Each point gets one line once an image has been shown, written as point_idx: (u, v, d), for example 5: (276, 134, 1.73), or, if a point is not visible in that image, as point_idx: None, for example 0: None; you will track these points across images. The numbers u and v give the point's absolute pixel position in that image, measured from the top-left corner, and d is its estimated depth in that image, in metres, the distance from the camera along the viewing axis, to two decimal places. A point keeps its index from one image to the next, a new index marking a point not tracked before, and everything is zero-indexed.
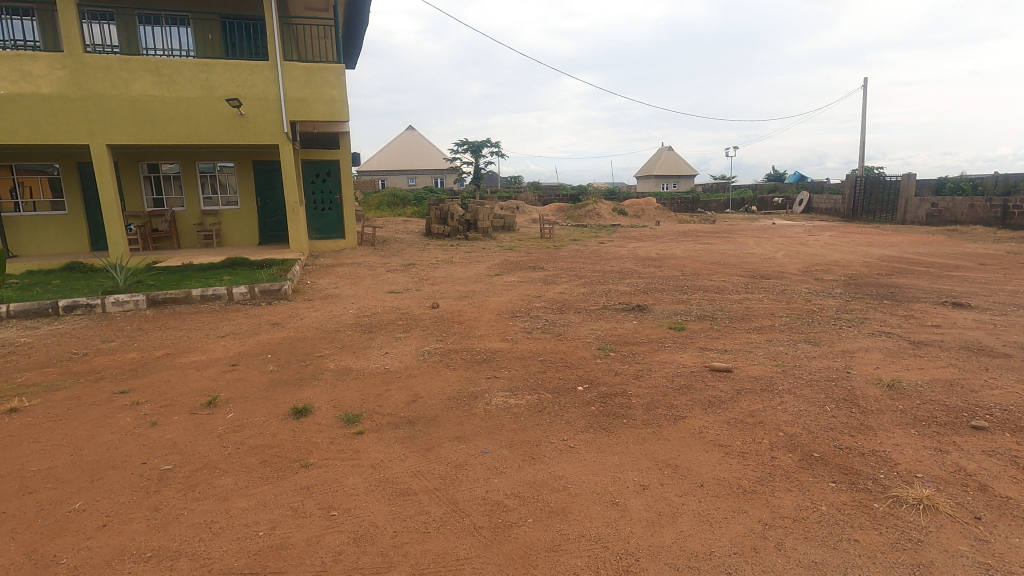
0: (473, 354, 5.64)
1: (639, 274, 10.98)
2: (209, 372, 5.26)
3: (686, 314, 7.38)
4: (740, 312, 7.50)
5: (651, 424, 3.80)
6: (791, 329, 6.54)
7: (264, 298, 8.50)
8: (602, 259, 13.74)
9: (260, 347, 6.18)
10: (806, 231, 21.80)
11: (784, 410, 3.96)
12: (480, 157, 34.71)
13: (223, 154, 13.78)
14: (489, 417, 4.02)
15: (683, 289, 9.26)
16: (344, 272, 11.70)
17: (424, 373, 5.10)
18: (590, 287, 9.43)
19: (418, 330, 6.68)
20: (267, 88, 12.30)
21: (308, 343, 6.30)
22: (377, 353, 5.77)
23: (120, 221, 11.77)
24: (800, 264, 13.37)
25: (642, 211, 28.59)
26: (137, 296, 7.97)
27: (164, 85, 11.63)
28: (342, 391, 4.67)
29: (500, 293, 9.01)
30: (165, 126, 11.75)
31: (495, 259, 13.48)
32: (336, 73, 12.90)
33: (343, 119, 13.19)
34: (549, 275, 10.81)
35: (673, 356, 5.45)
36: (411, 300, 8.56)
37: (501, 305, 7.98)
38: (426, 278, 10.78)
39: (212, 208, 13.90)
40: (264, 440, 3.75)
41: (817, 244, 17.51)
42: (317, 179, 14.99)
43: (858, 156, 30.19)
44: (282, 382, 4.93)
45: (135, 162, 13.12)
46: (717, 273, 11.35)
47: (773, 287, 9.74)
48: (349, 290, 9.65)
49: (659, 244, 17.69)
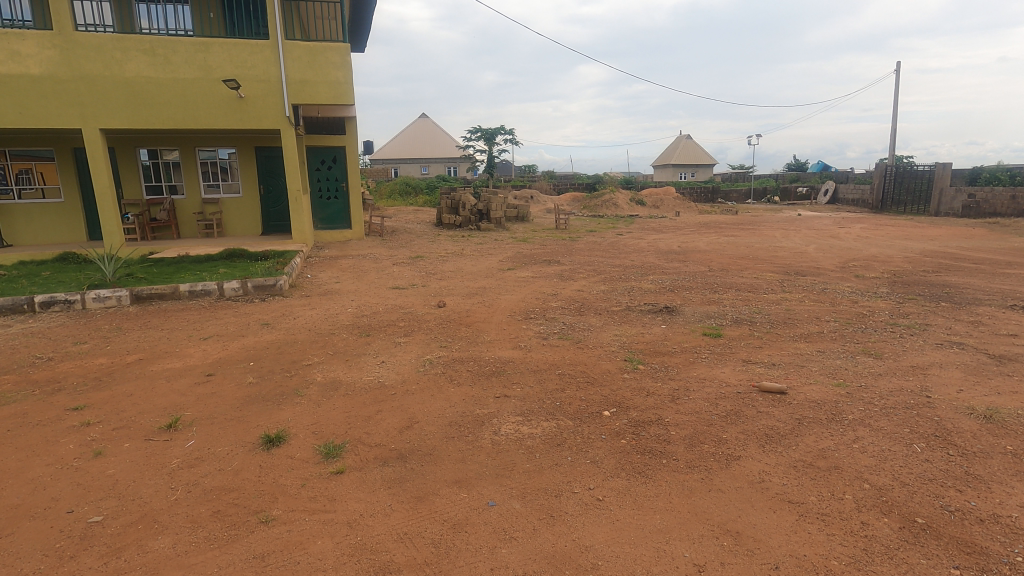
0: (481, 366, 4.93)
1: (663, 269, 10.20)
2: (181, 385, 4.61)
3: (719, 317, 6.61)
4: (781, 316, 6.71)
5: (698, 467, 3.06)
6: (845, 337, 5.72)
7: (257, 294, 7.86)
8: (621, 252, 12.94)
9: (244, 352, 5.52)
10: (835, 223, 20.73)
11: (864, 450, 3.19)
12: (494, 145, 33.79)
13: (224, 139, 13.16)
14: (497, 452, 3.32)
15: (713, 288, 8.47)
16: (347, 264, 11.06)
17: (423, 389, 4.40)
18: (610, 284, 8.67)
19: (421, 333, 5.98)
20: (268, 69, 11.61)
21: (297, 348, 5.64)
22: (373, 362, 5.10)
23: (115, 210, 11.25)
24: (835, 258, 12.44)
25: (660, 201, 27.63)
26: (120, 292, 7.36)
27: (159, 66, 10.99)
28: (325, 412, 4.00)
29: (513, 291, 8.27)
30: (161, 110, 11.12)
31: (508, 252, 12.76)
32: (342, 52, 12.18)
33: (348, 101, 12.47)
34: (565, 270, 10.06)
35: (713, 371, 4.69)
36: (415, 298, 7.86)
37: (514, 305, 7.27)
38: (434, 272, 10.08)
39: (213, 196, 13.33)
40: (223, 479, 3.08)
41: (851, 236, 16.46)
42: (322, 166, 14.29)
43: (889, 144, 28.82)
44: (259, 399, 4.26)
45: (132, 147, 12.55)
46: (747, 269, 10.49)
47: (812, 286, 8.88)
48: (351, 285, 9.00)
49: (680, 236, 16.78)
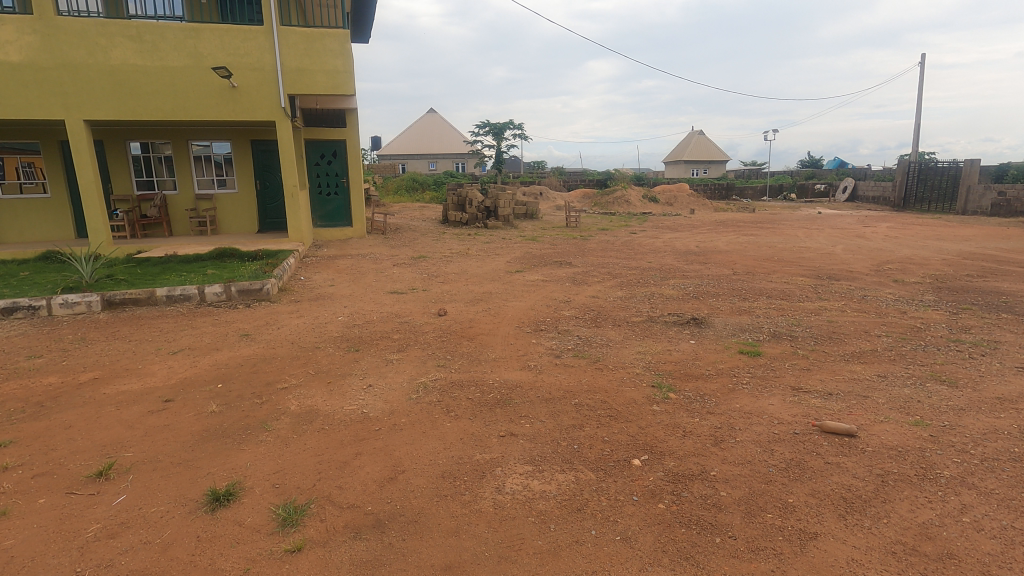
0: (484, 392, 4.21)
1: (684, 273, 9.42)
2: (131, 414, 3.92)
3: (755, 331, 5.84)
4: (824, 329, 5.93)
5: (765, 552, 2.33)
6: (906, 358, 4.95)
7: (242, 299, 7.19)
8: (637, 253, 12.17)
9: (215, 371, 4.84)
10: (859, 222, 19.76)
11: (979, 528, 2.44)
12: (503, 140, 32.98)
13: (219, 132, 12.51)
14: (501, 521, 2.61)
15: (742, 295, 7.69)
16: (345, 265, 10.37)
17: (414, 424, 3.68)
18: (628, 290, 7.92)
19: (416, 349, 5.26)
20: (262, 57, 10.94)
21: (275, 366, 4.95)
22: (359, 386, 4.40)
23: (101, 206, 10.62)
24: (867, 261, 11.60)
25: (674, 198, 26.79)
26: (90, 297, 6.72)
27: (146, 53, 10.35)
28: (294, 454, 3.30)
29: (522, 297, 7.54)
30: (149, 100, 10.49)
31: (516, 251, 12.04)
32: (340, 39, 11.50)
33: (347, 91, 11.77)
34: (578, 272, 9.31)
35: (759, 403, 3.93)
36: (414, 305, 7.15)
37: (522, 315, 6.54)
38: (437, 275, 9.37)
39: (206, 191, 12.69)
40: (147, 560, 2.39)
41: (878, 236, 15.59)
42: (321, 161, 13.62)
43: (913, 139, 27.70)
44: (218, 436, 3.57)
45: (122, 140, 11.93)
46: (775, 273, 9.71)
47: (851, 293, 8.08)
48: (346, 289, 8.31)
49: (697, 235, 15.97)
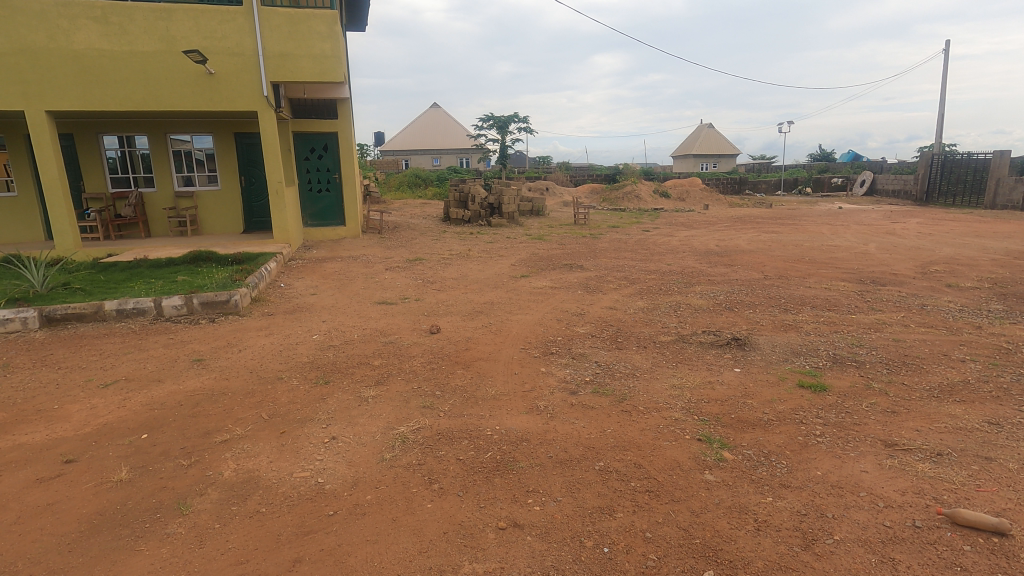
0: (479, 450, 3.21)
1: (710, 277, 8.39)
2: (10, 486, 2.96)
3: (811, 355, 4.83)
4: (894, 352, 4.91)
5: None
6: (1014, 395, 3.91)
7: (205, 313, 6.25)
8: (653, 254, 11.14)
9: (146, 413, 3.88)
10: (885, 218, 18.59)
11: None
12: (507, 134, 31.91)
13: (199, 125, 11.56)
14: None
15: (782, 305, 6.66)
16: (333, 270, 9.41)
17: (382, 505, 2.71)
18: (650, 299, 6.91)
19: (399, 382, 4.28)
20: (242, 41, 9.97)
21: (222, 405, 3.98)
22: (319, 439, 3.42)
23: (67, 206, 9.69)
24: (909, 261, 10.52)
25: (687, 193, 25.69)
26: (25, 312, 5.78)
27: (113, 37, 9.39)
28: (206, 564, 2.33)
29: (528, 308, 6.54)
30: (118, 89, 9.54)
31: (522, 252, 11.06)
32: (327, 21, 10.51)
33: (336, 78, 10.79)
34: (590, 277, 8.32)
35: (847, 469, 2.93)
36: (403, 319, 6.18)
37: (528, 332, 5.54)
38: (433, 280, 8.39)
39: (187, 189, 11.76)
40: None
41: (911, 233, 14.50)
42: (311, 155, 12.66)
43: (936, 129, 26.36)
44: (114, 524, 2.61)
45: (93, 134, 11.00)
46: (811, 277, 8.67)
47: (906, 302, 7.04)
48: (329, 298, 7.35)
49: (716, 233, 14.92)
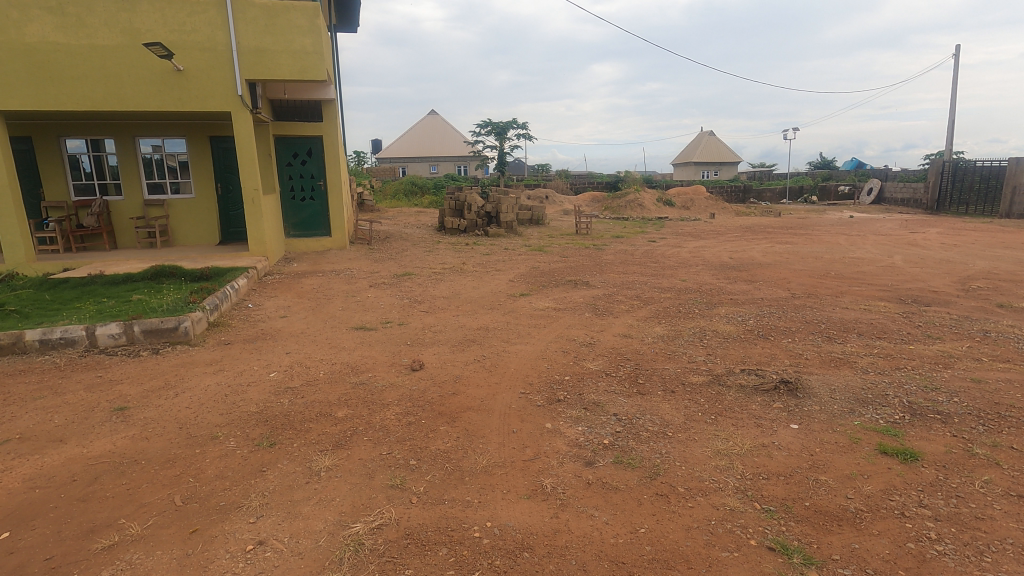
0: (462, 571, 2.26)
1: (732, 296, 7.46)
2: None
3: (881, 403, 3.89)
4: (982, 400, 3.97)
5: None
6: None
7: (148, 342, 5.32)
8: (664, 268, 10.22)
9: (22, 494, 2.92)
10: (902, 227, 17.71)
11: None
12: (506, 141, 31.12)
13: (171, 128, 10.64)
14: None
15: (823, 332, 5.73)
16: (311, 286, 8.48)
17: None
18: (669, 325, 5.96)
19: (364, 446, 3.33)
20: (213, 35, 9.10)
21: (129, 480, 3.03)
22: (240, 544, 2.46)
23: (19, 215, 8.74)
24: (944, 276, 9.61)
25: (691, 201, 24.82)
26: None
27: (70, 29, 8.50)
28: None
29: (528, 336, 5.61)
30: (76, 87, 8.64)
31: (521, 266, 10.15)
32: (308, 13, 9.64)
33: (318, 76, 9.91)
34: (598, 296, 7.39)
35: None
36: (381, 350, 5.24)
37: (529, 370, 4.59)
38: (420, 300, 7.46)
39: (157, 197, 10.85)
40: None
41: (935, 244, 13.60)
42: (294, 160, 11.75)
43: (947, 136, 25.56)
44: None
45: (55, 137, 10.11)
46: (844, 296, 7.76)
47: (965, 328, 6.11)
48: (300, 322, 6.41)
49: (727, 243, 14.02)
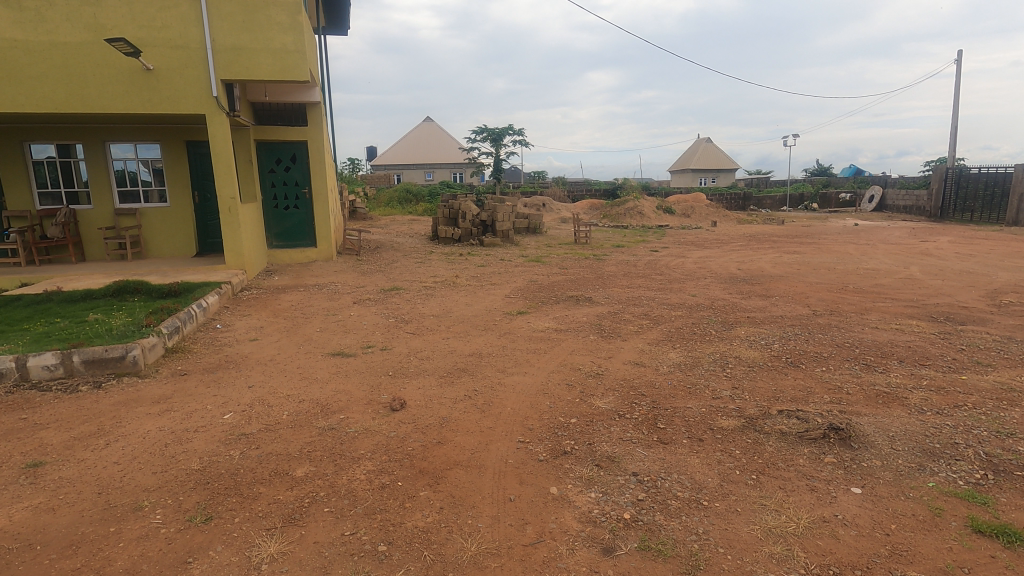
0: None
1: (750, 314, 6.81)
2: None
3: (956, 456, 3.22)
4: None
5: None
6: None
7: (91, 373, 4.64)
8: (670, 281, 9.57)
9: None
10: (911, 235, 17.15)
11: None
12: (502, 148, 30.52)
13: (143, 132, 9.96)
14: None
15: (859, 359, 5.06)
16: (290, 303, 7.79)
17: None
18: (685, 350, 5.30)
19: (323, 523, 2.64)
20: (186, 32, 8.46)
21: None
22: None
23: None
24: (970, 289, 8.99)
25: (692, 209, 24.25)
26: None
27: (29, 24, 7.85)
28: None
29: (527, 365, 4.93)
30: (35, 87, 7.96)
31: (517, 279, 9.49)
32: (288, 9, 9.03)
33: (300, 76, 9.28)
34: (602, 315, 6.73)
35: None
36: (358, 383, 4.55)
37: (528, 410, 3.92)
38: (408, 319, 6.78)
39: (129, 206, 10.15)
40: None
41: (950, 254, 13.01)
42: (277, 167, 11.07)
43: (950, 142, 25.09)
44: None
45: (18, 141, 9.42)
46: (870, 313, 7.11)
47: (1015, 352, 5.46)
48: (271, 347, 5.72)
49: (733, 253, 13.39)
